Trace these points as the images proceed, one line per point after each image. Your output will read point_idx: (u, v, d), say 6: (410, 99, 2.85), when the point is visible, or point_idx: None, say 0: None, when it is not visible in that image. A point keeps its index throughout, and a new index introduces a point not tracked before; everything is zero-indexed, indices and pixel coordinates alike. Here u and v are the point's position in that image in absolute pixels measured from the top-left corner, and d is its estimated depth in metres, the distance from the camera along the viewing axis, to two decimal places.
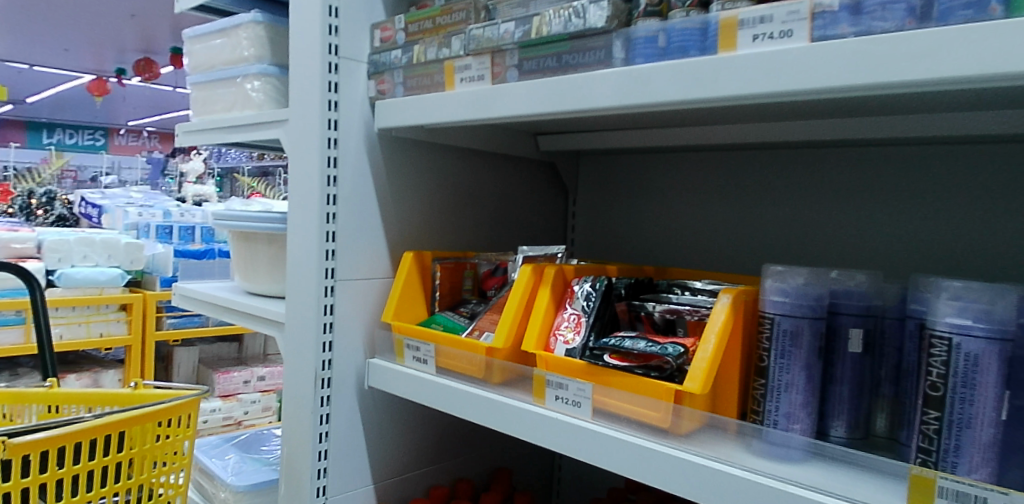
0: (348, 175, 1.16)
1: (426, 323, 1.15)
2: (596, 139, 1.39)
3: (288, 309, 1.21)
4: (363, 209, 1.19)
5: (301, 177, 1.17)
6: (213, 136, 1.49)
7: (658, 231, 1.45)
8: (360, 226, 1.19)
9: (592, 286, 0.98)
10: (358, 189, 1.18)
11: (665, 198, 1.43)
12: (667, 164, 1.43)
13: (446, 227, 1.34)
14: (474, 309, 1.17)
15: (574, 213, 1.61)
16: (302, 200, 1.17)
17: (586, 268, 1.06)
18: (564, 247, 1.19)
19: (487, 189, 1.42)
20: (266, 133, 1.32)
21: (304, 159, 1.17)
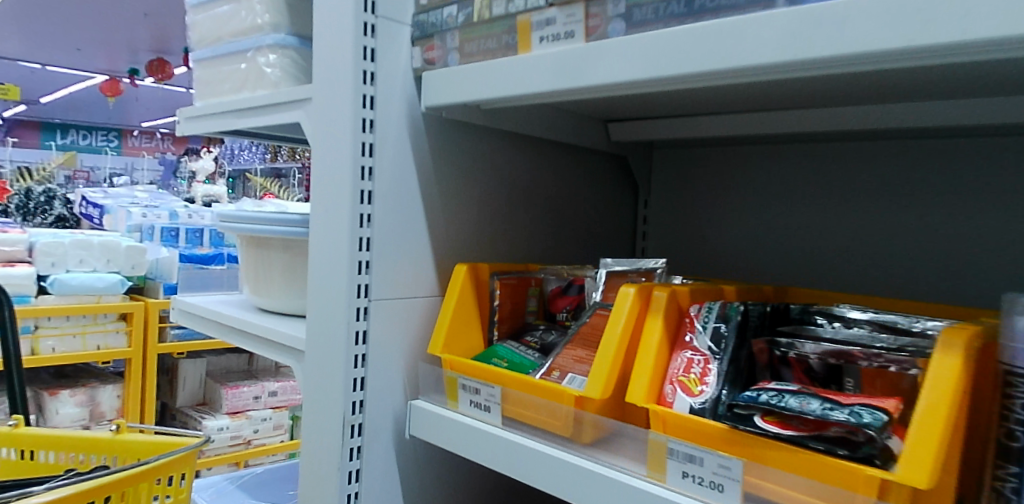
0: (387, 167, 0.91)
1: (484, 358, 0.89)
2: (687, 128, 1.13)
3: (309, 334, 0.96)
4: (405, 211, 0.94)
5: (328, 168, 0.92)
6: (217, 123, 1.24)
7: (757, 241, 1.19)
8: (401, 229, 0.94)
9: (720, 316, 0.73)
10: (399, 185, 0.93)
11: (769, 200, 1.18)
12: (772, 159, 1.17)
13: (503, 234, 1.09)
14: (546, 340, 0.92)
15: (646, 218, 1.36)
16: (329, 198, 0.92)
17: (702, 288, 0.80)
18: (660, 261, 0.91)
19: (551, 186, 1.17)
20: (283, 116, 1.07)
21: (331, 145, 0.92)
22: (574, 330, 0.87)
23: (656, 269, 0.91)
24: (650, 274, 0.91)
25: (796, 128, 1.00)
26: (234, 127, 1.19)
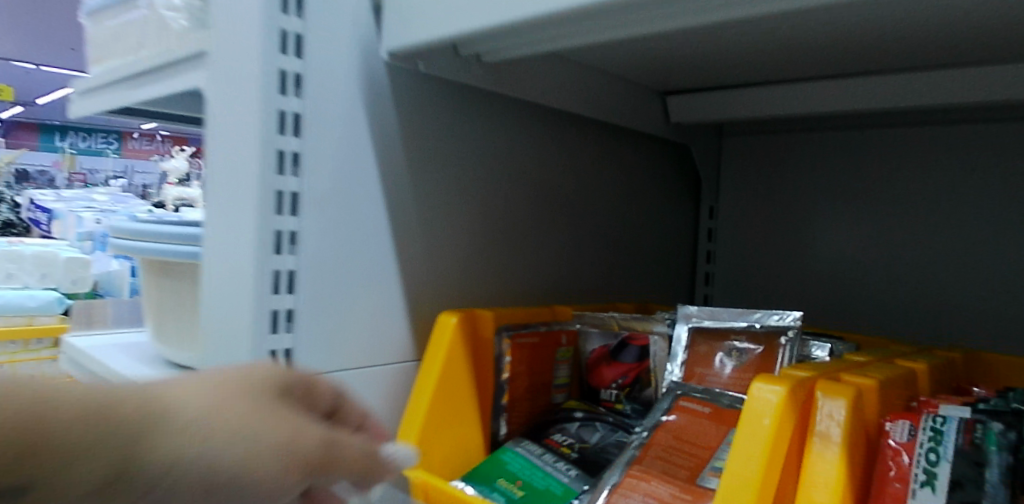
0: (323, 154, 0.53)
1: (483, 479, 0.52)
2: (793, 101, 0.74)
3: None
4: (354, 228, 0.56)
5: (224, 152, 0.54)
6: (111, 99, 0.87)
7: (888, 270, 0.80)
8: (352, 255, 0.56)
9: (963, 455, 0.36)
10: (345, 184, 0.55)
11: (909, 209, 0.78)
12: (912, 149, 0.78)
13: (514, 260, 0.70)
14: (588, 445, 0.56)
15: (712, 231, 0.96)
16: (225, 203, 0.54)
17: (895, 378, 0.44)
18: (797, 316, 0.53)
19: (582, 185, 0.78)
20: (183, 80, 0.69)
21: (230, 114, 0.53)
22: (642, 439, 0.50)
23: (781, 337, 0.52)
24: (772, 347, 0.53)
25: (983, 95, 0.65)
26: (131, 101, 0.82)
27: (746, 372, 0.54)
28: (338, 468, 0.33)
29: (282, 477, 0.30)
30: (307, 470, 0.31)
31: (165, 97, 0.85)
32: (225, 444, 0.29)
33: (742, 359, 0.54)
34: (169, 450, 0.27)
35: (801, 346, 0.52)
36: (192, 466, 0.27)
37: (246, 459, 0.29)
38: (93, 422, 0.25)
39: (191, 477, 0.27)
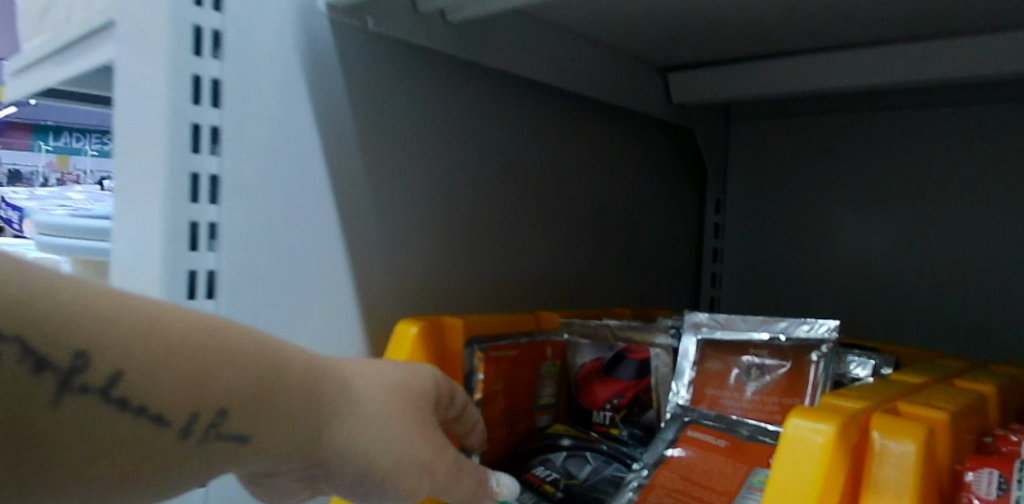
0: (247, 129, 0.44)
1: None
2: (808, 77, 0.64)
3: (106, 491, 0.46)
4: (288, 218, 0.46)
5: (128, 126, 0.44)
6: (27, 82, 0.76)
7: (918, 269, 0.70)
8: (288, 252, 0.46)
9: None
10: (278, 165, 0.45)
11: (943, 200, 0.68)
12: (941, 131, 0.69)
13: (492, 259, 0.60)
14: (575, 482, 0.47)
15: (718, 227, 0.86)
16: (128, 189, 0.44)
17: (967, 408, 0.34)
18: (831, 326, 0.43)
19: (569, 174, 0.68)
20: (81, 50, 0.58)
21: (134, 79, 0.43)
22: (643, 479, 0.40)
23: (812, 353, 0.44)
24: (801, 364, 0.45)
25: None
26: (44, 85, 0.72)
27: (770, 395, 0.45)
28: (453, 490, 0.37)
29: (419, 479, 0.34)
30: (435, 477, 0.35)
31: (87, 77, 0.75)
32: (383, 436, 0.32)
33: (764, 379, 0.46)
34: (339, 434, 0.31)
35: (835, 363, 0.44)
36: (350, 454, 0.31)
37: (394, 455, 0.33)
38: (296, 395, 0.29)
39: (349, 463, 0.31)
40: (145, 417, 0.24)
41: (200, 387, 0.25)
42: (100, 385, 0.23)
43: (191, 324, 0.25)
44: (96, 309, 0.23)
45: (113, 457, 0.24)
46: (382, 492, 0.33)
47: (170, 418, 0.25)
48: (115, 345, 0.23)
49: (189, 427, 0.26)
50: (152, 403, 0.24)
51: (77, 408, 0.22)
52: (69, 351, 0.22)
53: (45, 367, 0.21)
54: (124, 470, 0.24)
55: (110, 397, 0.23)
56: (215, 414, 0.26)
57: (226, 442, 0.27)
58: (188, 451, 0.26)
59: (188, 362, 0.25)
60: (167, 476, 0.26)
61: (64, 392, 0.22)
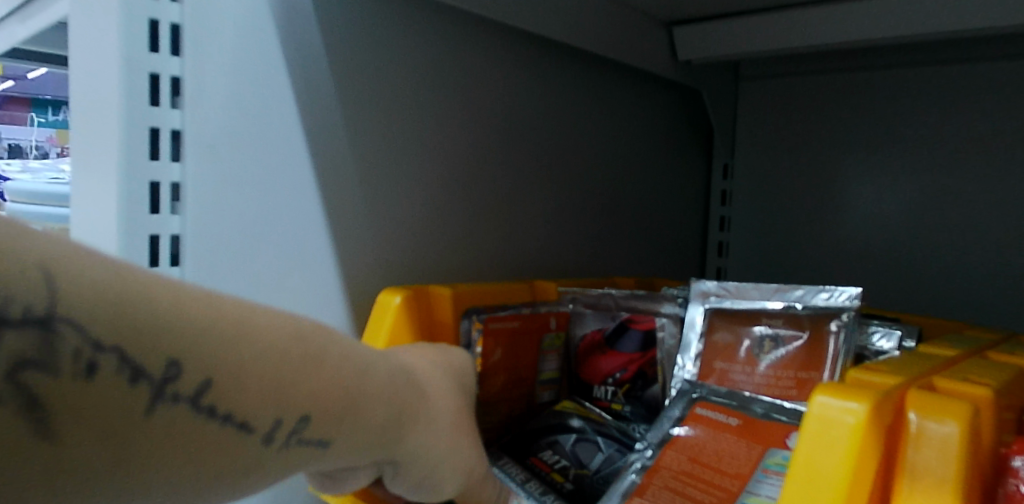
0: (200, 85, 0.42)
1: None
2: (817, 35, 0.60)
3: None
4: (248, 174, 0.44)
5: (82, 80, 0.40)
6: None
7: (938, 235, 0.66)
8: (252, 212, 0.45)
9: None
10: (235, 122, 0.44)
11: (966, 162, 0.64)
12: (967, 89, 0.64)
13: (485, 224, 0.56)
14: (586, 472, 0.42)
15: (726, 193, 0.82)
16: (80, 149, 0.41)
17: (1011, 383, 0.31)
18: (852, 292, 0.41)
19: (568, 134, 0.64)
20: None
21: (87, 30, 0.40)
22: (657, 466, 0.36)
23: (831, 322, 0.41)
24: (819, 334, 0.41)
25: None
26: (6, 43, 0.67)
27: (786, 369, 0.42)
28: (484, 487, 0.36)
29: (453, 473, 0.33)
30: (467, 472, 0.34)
31: (54, 35, 0.70)
32: (435, 432, 0.31)
33: (779, 352, 0.42)
34: (409, 432, 0.29)
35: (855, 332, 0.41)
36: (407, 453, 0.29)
37: (446, 447, 0.32)
38: (378, 398, 0.27)
39: (412, 456, 0.30)
40: (230, 425, 0.21)
41: (289, 394, 0.22)
42: (191, 394, 0.20)
43: (277, 327, 0.23)
44: (188, 312, 0.20)
45: (202, 473, 0.21)
46: (438, 483, 0.33)
47: (258, 429, 0.22)
48: (206, 352, 0.20)
49: (280, 436, 0.23)
50: (240, 409, 0.21)
51: (167, 421, 0.19)
52: (161, 359, 0.19)
53: (139, 378, 0.18)
54: (212, 483, 0.21)
55: (201, 407, 0.20)
56: (301, 423, 0.23)
57: (310, 449, 0.24)
58: (273, 463, 0.23)
59: (279, 368, 0.22)
60: (251, 488, 0.23)
61: (155, 402, 0.19)
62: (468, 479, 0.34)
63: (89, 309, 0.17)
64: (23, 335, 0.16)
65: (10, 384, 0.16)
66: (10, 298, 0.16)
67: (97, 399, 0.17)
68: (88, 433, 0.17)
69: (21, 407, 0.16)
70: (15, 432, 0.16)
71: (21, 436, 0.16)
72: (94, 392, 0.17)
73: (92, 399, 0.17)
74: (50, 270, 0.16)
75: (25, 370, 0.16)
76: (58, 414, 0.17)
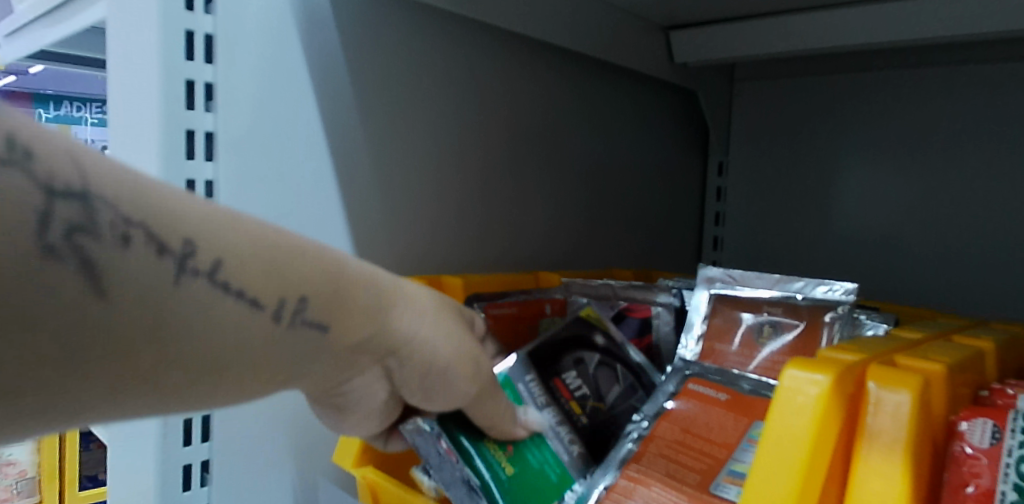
0: (234, 83, 0.45)
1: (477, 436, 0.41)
2: (798, 38, 0.64)
3: (121, 473, 0.46)
4: (272, 155, 0.47)
5: (114, 84, 0.45)
6: (22, 45, 0.75)
7: (920, 231, 0.69)
8: (279, 184, 0.47)
9: None
10: (270, 115, 0.47)
11: (944, 162, 0.68)
12: (947, 93, 0.68)
13: (491, 219, 0.60)
14: (602, 406, 0.46)
15: (721, 190, 0.85)
16: (122, 145, 0.44)
17: (967, 361, 0.34)
18: (852, 289, 0.43)
19: (568, 134, 0.67)
20: (76, 7, 0.57)
21: (120, 34, 0.44)
22: (656, 435, 0.40)
23: (827, 314, 0.44)
24: (815, 324, 0.45)
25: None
26: (37, 47, 0.71)
27: (782, 356, 0.45)
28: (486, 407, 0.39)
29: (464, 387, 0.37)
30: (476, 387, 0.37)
31: (83, 39, 0.74)
32: (438, 340, 0.35)
33: (777, 338, 0.45)
34: (400, 324, 0.33)
35: (852, 324, 0.44)
36: (410, 352, 0.34)
37: (444, 341, 0.35)
38: (357, 285, 0.31)
39: (410, 346, 0.34)
40: (244, 300, 0.26)
41: (289, 277, 0.27)
42: (208, 269, 0.24)
43: (262, 223, 0.27)
44: (187, 203, 0.25)
45: (221, 342, 0.25)
46: (442, 390, 0.36)
47: (267, 306, 0.26)
48: (212, 238, 0.25)
49: (289, 316, 0.27)
50: (249, 287, 0.26)
51: (192, 292, 0.24)
52: (179, 238, 0.24)
53: (164, 251, 0.23)
54: (241, 357, 0.26)
55: (217, 280, 0.25)
56: (302, 304, 0.28)
57: (315, 332, 0.29)
58: (285, 340, 0.28)
59: (269, 253, 0.27)
60: (268, 372, 0.28)
61: (180, 274, 0.23)
62: (473, 386, 0.37)
63: (115, 189, 0.22)
64: (68, 206, 0.21)
65: (68, 243, 0.20)
66: (55, 172, 0.20)
67: (133, 262, 0.22)
68: (123, 288, 0.22)
69: (76, 266, 0.21)
70: (76, 289, 0.21)
71: (77, 289, 0.21)
72: (130, 257, 0.22)
73: (130, 263, 0.22)
74: (78, 160, 0.21)
75: (78, 235, 0.21)
76: (107, 274, 0.21)
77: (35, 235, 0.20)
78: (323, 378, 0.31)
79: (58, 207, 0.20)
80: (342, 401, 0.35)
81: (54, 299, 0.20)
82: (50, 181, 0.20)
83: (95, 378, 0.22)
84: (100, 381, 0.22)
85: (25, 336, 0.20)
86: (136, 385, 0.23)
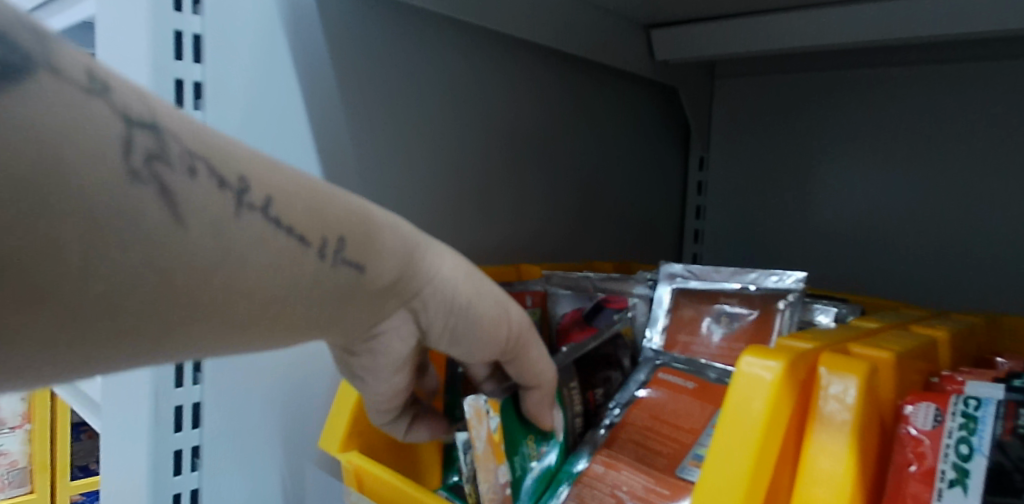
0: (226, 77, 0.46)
1: (517, 426, 0.43)
2: (774, 37, 0.66)
3: (116, 457, 0.48)
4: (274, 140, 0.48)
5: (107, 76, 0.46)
6: None
7: (891, 226, 0.71)
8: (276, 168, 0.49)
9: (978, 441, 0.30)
10: (267, 104, 0.48)
11: (914, 158, 0.70)
12: (917, 91, 0.70)
13: (474, 213, 0.62)
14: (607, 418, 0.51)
15: (702, 185, 0.87)
16: None
17: (920, 348, 0.36)
18: (800, 279, 0.45)
19: (550, 131, 0.69)
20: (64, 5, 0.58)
21: (110, 36, 0.45)
22: (628, 421, 0.42)
23: (780, 302, 0.46)
24: (767, 312, 0.47)
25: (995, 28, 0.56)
26: None
27: (736, 341, 0.47)
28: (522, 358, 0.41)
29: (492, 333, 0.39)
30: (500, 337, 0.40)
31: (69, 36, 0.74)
32: (458, 283, 0.37)
33: (732, 326, 0.48)
34: (424, 266, 0.36)
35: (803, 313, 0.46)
36: (438, 297, 0.36)
37: (465, 281, 0.38)
38: (385, 231, 0.33)
39: (432, 286, 0.36)
40: (291, 235, 0.28)
41: (327, 220, 0.29)
42: (261, 204, 0.26)
43: (298, 173, 0.30)
44: (236, 149, 0.26)
45: (273, 276, 0.27)
46: (469, 337, 0.39)
47: (312, 242, 0.28)
48: (264, 178, 0.27)
49: (331, 254, 0.30)
50: (296, 224, 0.28)
51: (251, 224, 0.26)
52: (235, 174, 0.25)
53: (224, 185, 0.25)
54: (290, 289, 0.28)
55: (270, 215, 0.27)
56: (342, 244, 0.30)
57: (352, 271, 0.31)
58: (329, 276, 0.30)
59: (308, 197, 0.29)
60: (302, 311, 0.29)
61: (240, 207, 0.25)
62: (500, 335, 0.39)
63: (179, 128, 0.24)
64: (144, 135, 0.23)
65: (149, 170, 0.22)
66: (130, 108, 0.22)
67: (200, 192, 0.24)
68: (194, 211, 0.24)
69: (156, 191, 0.22)
70: (156, 213, 0.22)
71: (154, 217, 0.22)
72: (196, 189, 0.24)
73: (198, 193, 0.24)
74: (148, 102, 0.23)
75: (155, 162, 0.23)
76: (182, 201, 0.23)
77: (122, 158, 0.21)
78: (353, 326, 0.34)
79: (136, 135, 0.22)
80: (363, 359, 0.38)
81: (132, 221, 0.22)
82: (131, 114, 0.22)
83: (164, 304, 0.23)
84: (162, 299, 0.23)
85: (116, 254, 0.21)
86: (190, 311, 0.24)
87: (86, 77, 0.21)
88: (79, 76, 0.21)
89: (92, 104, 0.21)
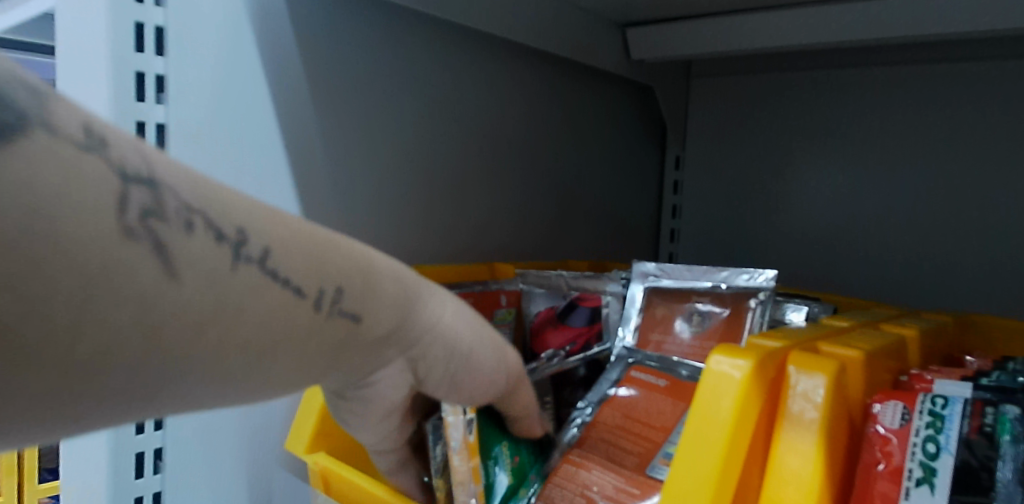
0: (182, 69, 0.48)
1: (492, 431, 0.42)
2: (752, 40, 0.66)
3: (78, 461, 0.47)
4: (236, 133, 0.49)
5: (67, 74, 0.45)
6: None
7: (863, 226, 0.72)
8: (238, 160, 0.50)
9: (942, 440, 0.30)
10: (229, 96, 0.49)
11: (887, 158, 0.70)
12: (890, 91, 0.70)
13: (448, 210, 0.61)
14: None
15: (678, 183, 0.87)
16: None
17: (888, 347, 0.36)
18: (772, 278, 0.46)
19: (526, 128, 0.68)
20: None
21: (68, 29, 0.44)
22: (598, 420, 0.42)
23: (751, 299, 0.46)
24: (739, 309, 0.47)
25: (970, 32, 0.56)
26: None
27: (708, 340, 0.47)
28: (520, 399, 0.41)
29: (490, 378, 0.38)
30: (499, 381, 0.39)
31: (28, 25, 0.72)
32: (459, 329, 0.36)
33: (704, 325, 0.48)
34: (425, 313, 0.34)
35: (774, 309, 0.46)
36: (437, 345, 0.35)
37: (466, 328, 0.36)
38: (385, 276, 0.32)
39: (431, 334, 0.35)
40: (290, 288, 0.26)
41: (325, 268, 0.28)
42: (259, 256, 0.25)
43: (297, 219, 0.28)
44: (233, 197, 0.25)
45: (272, 331, 0.26)
46: (471, 385, 0.37)
47: (310, 295, 0.27)
48: (261, 229, 0.25)
49: (328, 306, 0.28)
50: (295, 276, 0.26)
51: (247, 278, 0.24)
52: (233, 227, 0.24)
53: (222, 238, 0.24)
54: (287, 344, 0.27)
55: (269, 266, 0.25)
56: (340, 295, 0.29)
57: (349, 322, 0.30)
58: (326, 330, 0.28)
59: (309, 246, 0.28)
60: (300, 364, 0.28)
61: (237, 260, 0.24)
62: (502, 377, 0.39)
63: (174, 177, 0.23)
64: (139, 191, 0.21)
65: (145, 228, 0.21)
66: (123, 161, 0.21)
67: (196, 247, 0.23)
68: (191, 265, 0.22)
69: (150, 247, 0.21)
70: (149, 270, 0.21)
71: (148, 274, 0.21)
72: (193, 244, 0.23)
73: (196, 248, 0.23)
74: (143, 152, 0.22)
75: (151, 219, 0.21)
76: (175, 255, 0.22)
77: (116, 216, 0.20)
78: (350, 374, 0.33)
79: (132, 191, 0.21)
80: (354, 404, 0.37)
81: (125, 279, 0.20)
82: (124, 169, 0.21)
83: (156, 364, 0.22)
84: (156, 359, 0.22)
85: (111, 315, 0.20)
86: (185, 370, 0.23)
87: (80, 133, 0.20)
88: (75, 132, 0.20)
89: (85, 159, 0.20)
